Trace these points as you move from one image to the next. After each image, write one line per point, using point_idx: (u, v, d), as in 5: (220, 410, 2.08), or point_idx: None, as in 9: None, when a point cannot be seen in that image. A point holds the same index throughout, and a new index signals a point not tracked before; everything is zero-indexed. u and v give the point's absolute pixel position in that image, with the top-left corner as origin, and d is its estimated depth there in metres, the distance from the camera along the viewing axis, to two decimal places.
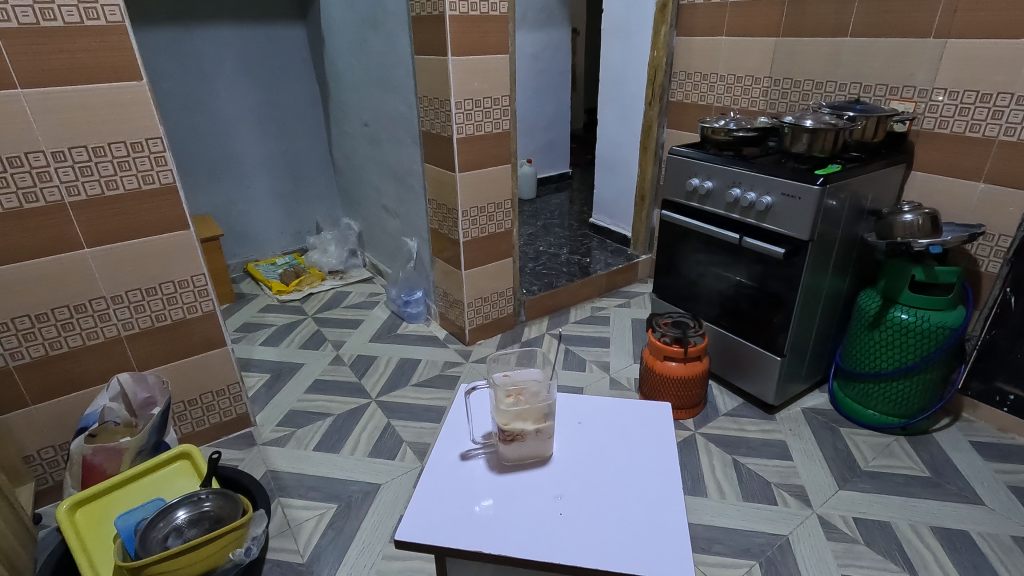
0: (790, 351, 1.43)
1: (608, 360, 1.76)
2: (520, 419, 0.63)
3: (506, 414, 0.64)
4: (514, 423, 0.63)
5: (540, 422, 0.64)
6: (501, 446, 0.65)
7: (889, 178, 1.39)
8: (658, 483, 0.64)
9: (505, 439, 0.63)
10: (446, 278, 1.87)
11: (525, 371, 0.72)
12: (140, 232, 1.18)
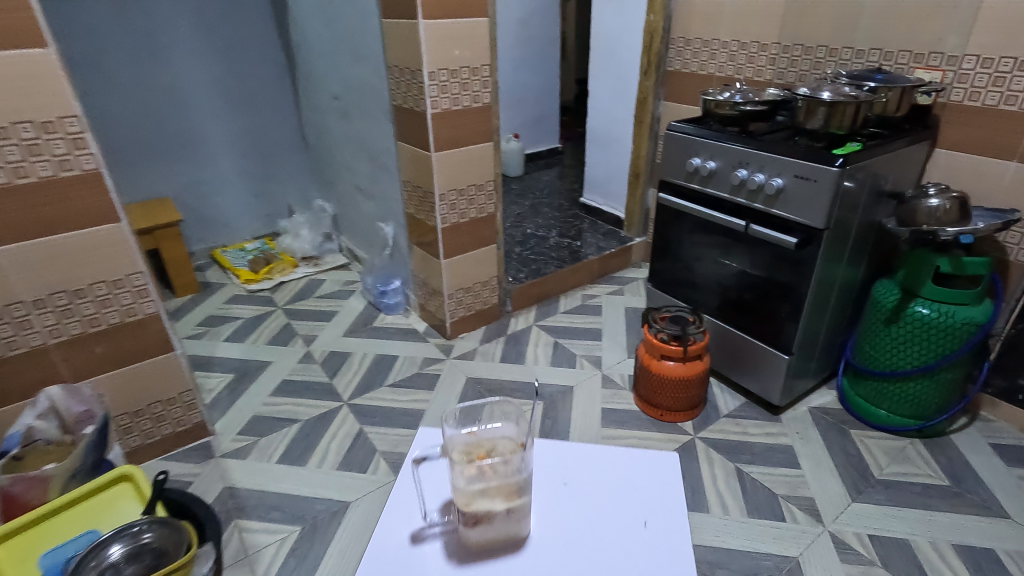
0: (798, 349, 1.32)
1: (600, 354, 1.63)
2: (487, 498, 0.62)
3: (472, 491, 0.62)
4: (480, 504, 0.62)
5: (510, 502, 0.62)
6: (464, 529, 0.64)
7: (912, 156, 1.25)
8: (652, 561, 0.63)
9: (470, 519, 0.62)
10: (425, 266, 1.72)
11: (494, 432, 0.70)
12: (60, 227, 1.03)
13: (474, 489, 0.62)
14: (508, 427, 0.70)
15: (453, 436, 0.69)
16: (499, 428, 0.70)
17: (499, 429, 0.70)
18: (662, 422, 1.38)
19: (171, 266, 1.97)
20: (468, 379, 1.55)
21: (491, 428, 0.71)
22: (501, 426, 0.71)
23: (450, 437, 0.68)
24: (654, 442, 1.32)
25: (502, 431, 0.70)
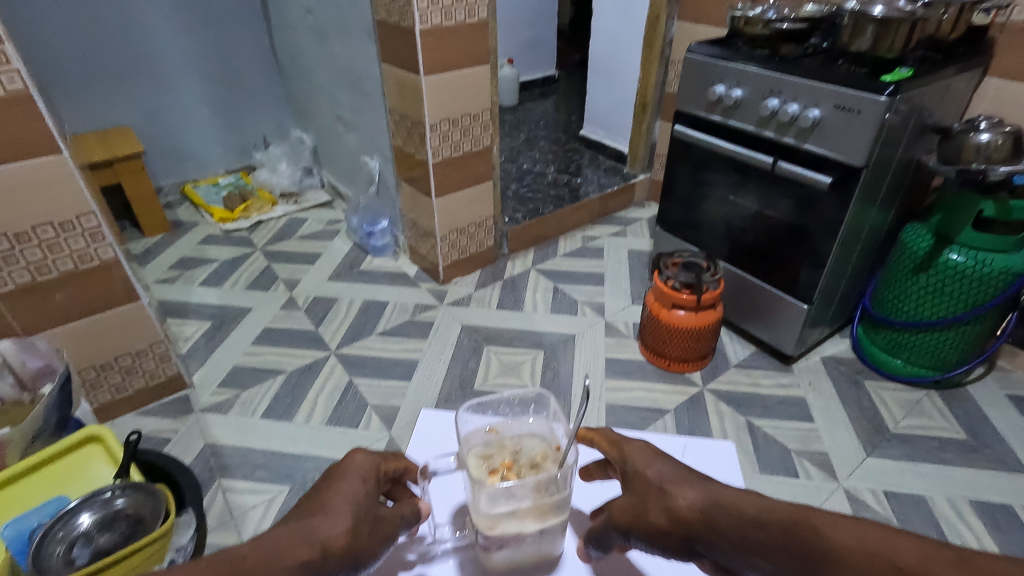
0: (818, 297, 1.23)
1: (602, 301, 1.54)
2: (515, 519, 0.48)
3: (497, 513, 0.47)
4: (505, 527, 0.48)
5: (544, 523, 0.48)
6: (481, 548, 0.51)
7: (961, 85, 1.12)
8: None
9: (493, 542, 0.49)
10: (414, 205, 1.58)
11: (523, 427, 0.55)
12: None
13: (498, 510, 0.47)
14: (540, 420, 0.56)
15: (471, 437, 0.54)
16: (527, 422, 0.56)
17: (528, 423, 0.55)
18: (670, 373, 1.31)
19: (136, 203, 1.81)
20: (464, 327, 1.46)
21: (517, 421, 0.56)
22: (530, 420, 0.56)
23: (467, 439, 0.54)
24: (661, 394, 1.25)
25: (533, 426, 0.55)
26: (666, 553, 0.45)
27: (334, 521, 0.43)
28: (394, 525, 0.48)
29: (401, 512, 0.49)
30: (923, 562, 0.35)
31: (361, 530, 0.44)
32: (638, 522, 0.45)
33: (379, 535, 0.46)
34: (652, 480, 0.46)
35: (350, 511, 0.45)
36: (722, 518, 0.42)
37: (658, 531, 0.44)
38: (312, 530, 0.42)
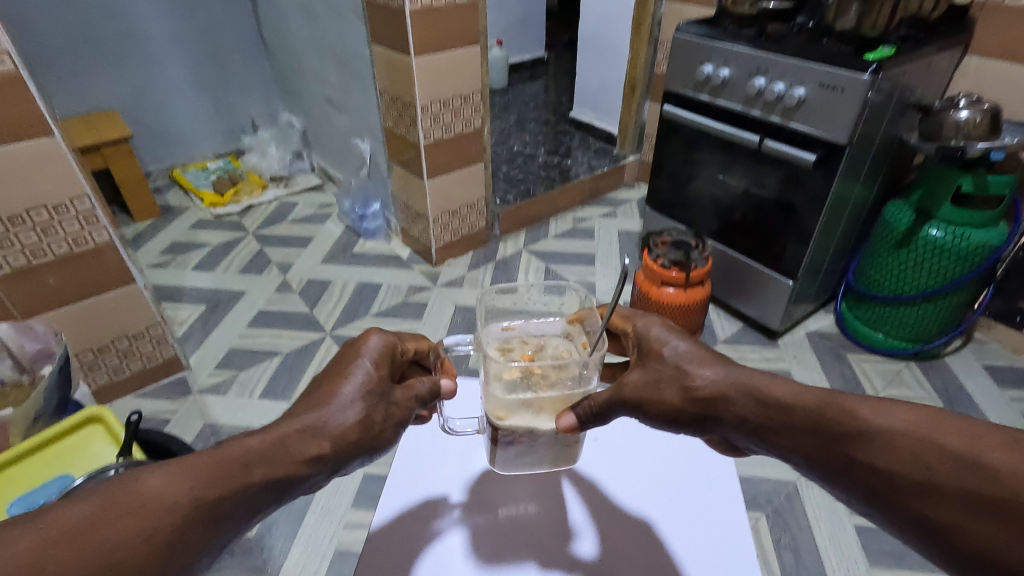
0: (802, 273, 1.27)
1: (594, 280, 1.57)
2: (529, 413, 0.47)
3: (513, 406, 0.47)
4: (517, 421, 0.47)
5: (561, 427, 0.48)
6: (494, 450, 0.51)
7: (943, 63, 1.15)
8: None
9: (502, 435, 0.49)
10: (406, 187, 1.59)
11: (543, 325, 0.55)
12: None
13: (515, 403, 0.47)
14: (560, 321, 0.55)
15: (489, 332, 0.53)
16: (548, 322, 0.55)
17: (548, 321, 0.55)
18: None
19: (125, 188, 1.80)
20: (457, 308, 1.48)
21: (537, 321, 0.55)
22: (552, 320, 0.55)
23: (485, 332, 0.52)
24: None
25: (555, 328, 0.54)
26: (679, 428, 0.49)
27: (348, 411, 0.45)
28: (411, 409, 0.50)
29: (418, 397, 0.52)
30: (936, 436, 0.38)
31: (375, 417, 0.47)
32: (654, 400, 0.49)
33: (396, 419, 0.49)
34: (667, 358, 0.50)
35: (363, 401, 0.47)
36: (737, 396, 0.46)
37: (673, 411, 0.48)
38: (325, 418, 0.44)
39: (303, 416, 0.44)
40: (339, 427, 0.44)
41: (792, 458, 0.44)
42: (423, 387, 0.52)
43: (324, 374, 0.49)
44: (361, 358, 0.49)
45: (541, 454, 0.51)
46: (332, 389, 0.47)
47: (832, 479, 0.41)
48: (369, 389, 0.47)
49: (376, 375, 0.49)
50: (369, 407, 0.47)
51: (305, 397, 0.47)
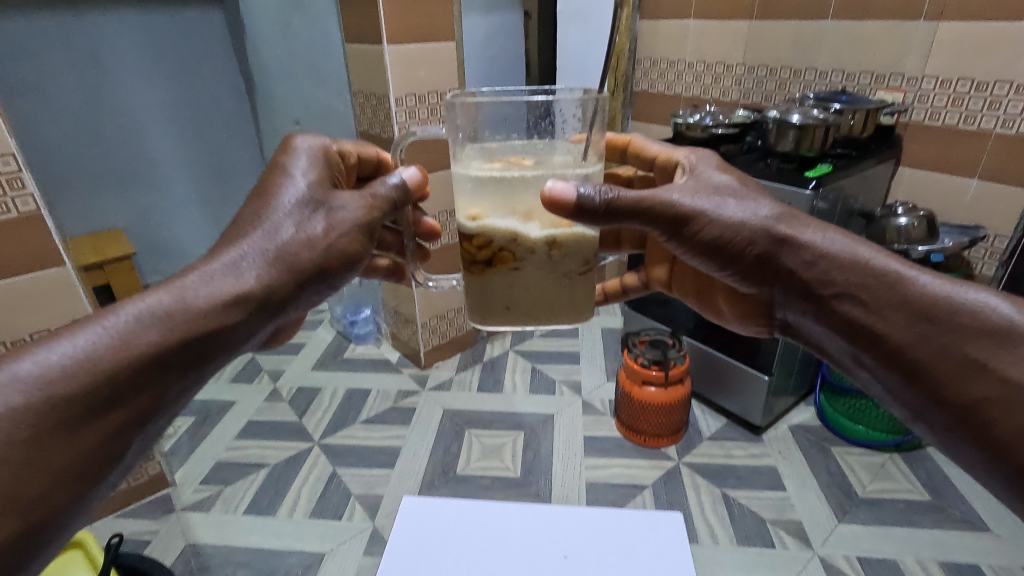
0: (776, 369, 1.31)
1: (579, 379, 1.60)
2: (503, 217, 0.56)
3: (492, 204, 0.55)
4: (497, 221, 0.56)
5: (549, 233, 0.56)
6: (472, 264, 0.59)
7: (879, 175, 1.29)
8: None
9: (477, 243, 0.58)
10: (395, 294, 1.67)
11: (553, 132, 0.60)
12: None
13: (495, 202, 0.55)
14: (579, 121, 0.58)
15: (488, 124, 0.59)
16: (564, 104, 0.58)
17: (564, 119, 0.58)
18: (646, 448, 1.35)
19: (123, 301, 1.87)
20: (445, 411, 1.50)
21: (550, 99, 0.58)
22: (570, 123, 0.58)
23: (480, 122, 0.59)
24: (639, 470, 1.29)
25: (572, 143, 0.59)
26: (751, 253, 0.61)
27: (283, 233, 0.56)
28: (362, 215, 0.59)
29: (375, 205, 0.60)
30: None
31: (313, 232, 0.57)
32: (726, 223, 0.60)
33: (354, 227, 0.59)
34: (771, 213, 0.61)
35: (302, 214, 0.57)
36: (840, 262, 0.57)
37: (746, 240, 0.60)
38: (249, 251, 0.55)
39: (242, 243, 0.55)
40: (268, 250, 0.55)
41: (878, 327, 0.54)
42: (383, 194, 0.61)
43: (257, 194, 0.60)
44: (290, 175, 0.60)
45: (531, 280, 0.59)
46: (258, 216, 0.57)
47: (903, 361, 0.52)
48: (299, 204, 0.58)
49: (306, 193, 0.59)
50: (303, 224, 0.57)
51: (237, 225, 0.57)
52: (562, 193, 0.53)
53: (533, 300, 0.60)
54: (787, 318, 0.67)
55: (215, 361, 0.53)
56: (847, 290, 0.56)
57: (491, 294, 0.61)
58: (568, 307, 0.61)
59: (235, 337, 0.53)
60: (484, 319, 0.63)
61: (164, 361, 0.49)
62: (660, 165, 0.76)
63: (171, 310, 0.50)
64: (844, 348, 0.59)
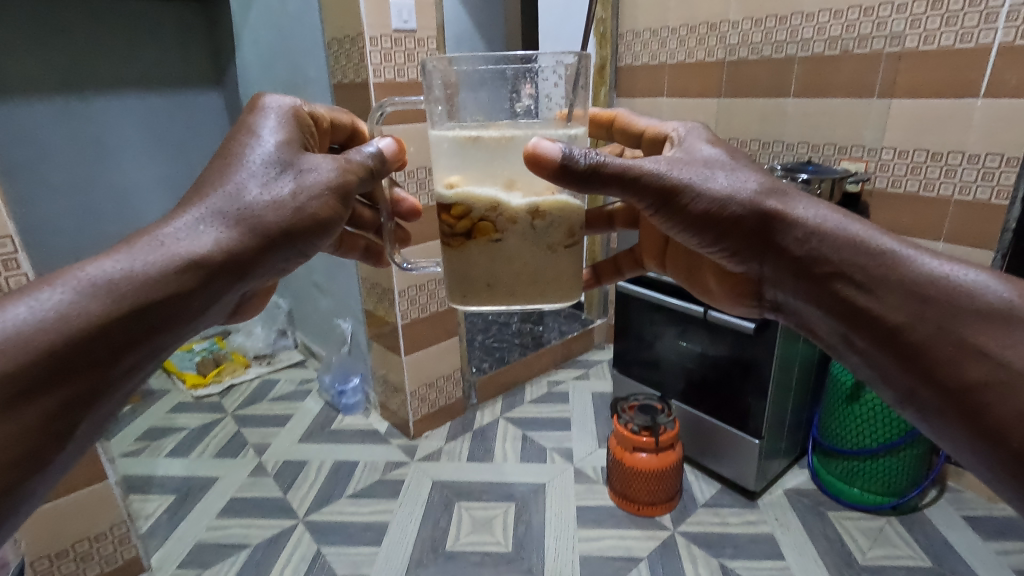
0: (767, 431, 1.31)
1: (571, 446, 1.58)
2: (480, 183, 0.55)
3: (470, 172, 0.55)
4: (476, 189, 0.55)
5: (531, 201, 0.55)
6: (450, 240, 0.58)
7: None
8: None
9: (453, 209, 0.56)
10: (384, 362, 1.67)
11: (535, 108, 0.58)
12: None
13: (474, 170, 0.55)
14: (561, 90, 0.57)
15: (468, 88, 0.57)
16: (545, 61, 0.56)
17: (543, 96, 0.57)
18: (641, 517, 1.32)
19: None
20: (434, 483, 1.46)
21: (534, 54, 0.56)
22: (549, 93, 0.57)
23: (459, 85, 0.57)
24: (634, 542, 1.25)
25: (550, 117, 0.58)
26: (739, 229, 0.59)
27: (247, 196, 0.55)
28: (333, 177, 0.59)
29: (347, 171, 0.60)
30: None
31: (278, 195, 0.56)
32: (713, 197, 0.58)
33: (328, 191, 0.58)
34: (759, 186, 0.59)
35: (270, 176, 0.56)
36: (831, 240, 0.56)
37: (736, 218, 0.59)
38: (209, 218, 0.54)
39: (205, 204, 0.54)
40: (229, 216, 0.54)
41: (871, 305, 0.53)
42: (355, 162, 0.61)
43: (222, 152, 0.58)
44: (257, 134, 0.59)
45: (512, 253, 0.57)
46: (222, 177, 0.56)
47: (897, 341, 0.51)
48: (265, 165, 0.57)
49: (274, 153, 0.57)
50: (268, 187, 0.56)
51: (199, 186, 0.56)
52: (547, 151, 0.52)
53: (516, 274, 0.58)
54: (776, 299, 0.65)
55: (167, 337, 0.52)
56: (840, 270, 0.55)
57: (471, 267, 0.58)
58: (553, 283, 0.59)
59: (190, 310, 0.52)
60: (465, 297, 0.60)
61: (109, 337, 0.48)
62: (647, 139, 0.74)
63: (121, 282, 0.49)
64: (833, 330, 0.58)
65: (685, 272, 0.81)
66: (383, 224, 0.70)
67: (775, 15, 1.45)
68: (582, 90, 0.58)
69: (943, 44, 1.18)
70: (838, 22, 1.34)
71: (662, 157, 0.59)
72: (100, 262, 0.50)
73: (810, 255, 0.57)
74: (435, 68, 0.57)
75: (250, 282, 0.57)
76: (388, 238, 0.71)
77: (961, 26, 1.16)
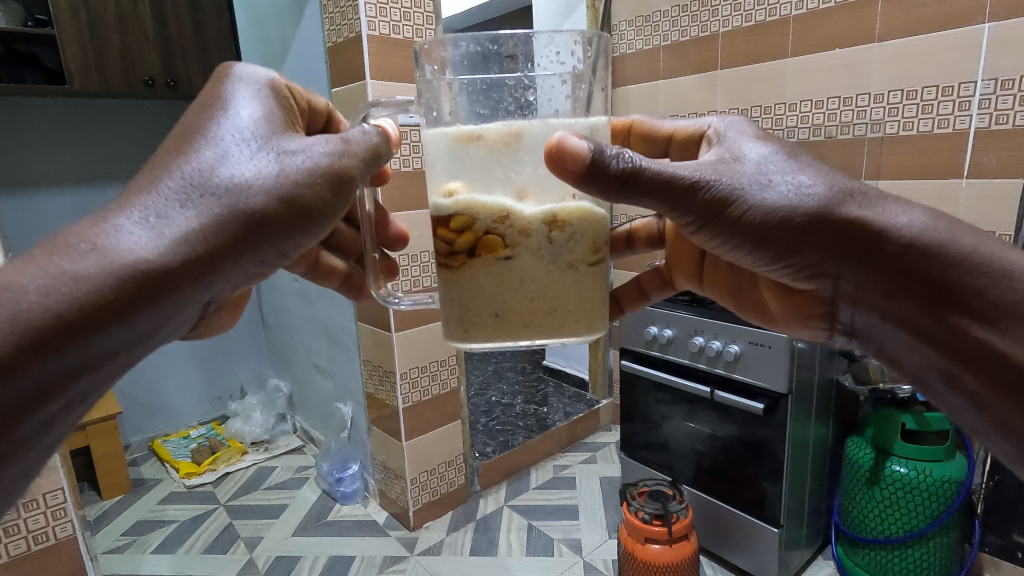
0: (786, 520, 1.24)
1: (579, 537, 1.50)
2: (483, 190, 0.46)
3: (474, 177, 0.46)
4: (482, 196, 0.46)
5: (546, 208, 0.47)
6: (445, 263, 0.49)
7: None
8: None
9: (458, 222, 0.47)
10: (384, 447, 1.62)
11: (541, 104, 0.48)
12: None
13: (477, 175, 0.46)
14: (570, 83, 0.49)
15: (462, 83, 0.48)
16: (558, 42, 0.48)
17: (555, 87, 0.48)
18: None
19: (101, 465, 1.78)
20: None
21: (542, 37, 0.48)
22: (561, 82, 0.48)
23: (456, 76, 0.48)
24: None
25: (563, 112, 0.49)
26: (820, 234, 0.48)
27: (222, 177, 0.44)
28: (329, 159, 0.48)
29: (345, 152, 0.49)
30: None
31: (262, 177, 0.45)
32: (777, 205, 0.48)
33: (318, 177, 0.47)
34: (831, 187, 0.49)
35: (246, 157, 0.45)
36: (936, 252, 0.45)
37: (807, 224, 0.48)
38: (163, 212, 0.42)
39: (158, 190, 0.42)
40: (187, 204, 0.43)
41: (988, 338, 0.44)
42: (355, 145, 0.51)
43: (183, 129, 0.47)
44: (230, 110, 0.48)
45: (526, 273, 0.48)
46: (181, 156, 0.44)
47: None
48: (240, 143, 0.46)
49: (252, 131, 0.47)
50: (247, 166, 0.45)
51: (151, 168, 0.44)
52: (575, 150, 0.44)
53: (531, 300, 0.48)
54: (851, 322, 0.55)
55: (100, 373, 0.42)
56: (947, 295, 0.45)
57: (472, 292, 0.49)
58: (578, 312, 0.50)
59: (135, 335, 0.42)
60: (466, 333, 0.50)
61: (18, 386, 0.37)
62: (677, 145, 0.65)
63: (36, 309, 0.37)
64: (929, 365, 0.49)
65: (728, 291, 0.73)
66: (365, 252, 0.65)
67: (760, 105, 1.54)
68: (599, 87, 0.51)
69: (922, 130, 1.24)
70: (820, 111, 1.41)
71: (706, 161, 0.50)
72: (8, 281, 0.38)
73: (903, 270, 0.47)
74: (429, 61, 0.49)
75: (213, 293, 0.46)
76: (370, 269, 0.66)
77: (937, 114, 1.22)
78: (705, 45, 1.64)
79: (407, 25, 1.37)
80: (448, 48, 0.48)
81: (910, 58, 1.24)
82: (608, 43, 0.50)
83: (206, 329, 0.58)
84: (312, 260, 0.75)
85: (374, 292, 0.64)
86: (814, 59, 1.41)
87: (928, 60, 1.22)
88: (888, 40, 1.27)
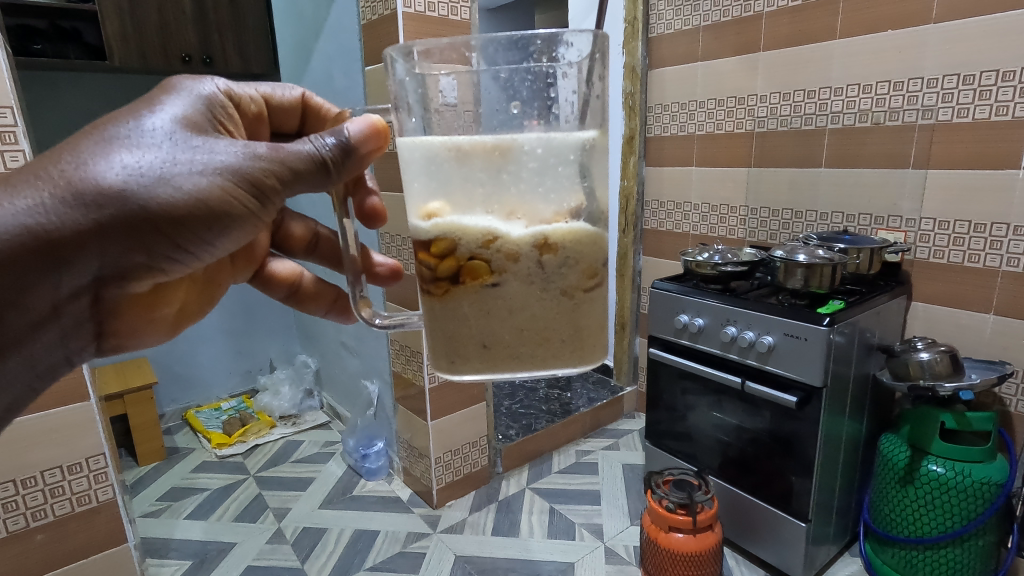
0: (814, 515, 1.22)
1: (600, 522, 1.50)
2: (462, 214, 0.44)
3: (453, 195, 0.44)
4: (464, 219, 0.44)
5: (535, 231, 0.44)
6: (431, 290, 0.48)
7: (893, 312, 1.30)
8: None
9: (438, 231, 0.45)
10: (409, 425, 1.64)
11: (550, 112, 0.46)
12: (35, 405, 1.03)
13: (456, 192, 0.44)
14: (573, 79, 0.46)
15: (483, 73, 0.45)
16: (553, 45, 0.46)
17: (562, 92, 0.46)
18: None
19: (138, 432, 1.84)
20: (457, 558, 1.39)
21: (535, 37, 0.45)
22: (566, 86, 0.45)
23: (470, 75, 0.45)
24: None
25: (565, 120, 0.45)
26: None
27: (105, 165, 0.47)
28: (239, 163, 0.49)
29: (268, 160, 0.50)
30: None
31: (144, 168, 0.47)
32: None
33: (231, 180, 0.49)
34: None
35: (144, 151, 0.48)
36: None
37: None
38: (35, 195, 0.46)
39: (51, 177, 0.47)
40: (76, 189, 0.46)
41: None
42: (290, 155, 0.50)
43: (112, 116, 0.51)
44: (159, 108, 0.51)
45: (511, 301, 0.46)
46: (90, 142, 0.48)
47: None
48: (156, 134, 0.49)
49: (172, 129, 0.50)
50: (137, 156, 0.48)
51: (60, 151, 0.48)
52: None
53: (521, 330, 0.47)
54: None
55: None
56: None
57: (461, 323, 0.48)
58: (572, 342, 0.48)
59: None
60: (454, 363, 0.49)
61: None
62: None
63: None
64: None
65: None
66: (342, 251, 0.61)
67: (803, 90, 1.48)
68: (599, 92, 0.47)
69: (978, 117, 1.19)
70: (867, 96, 1.36)
71: None
72: None
73: None
74: (402, 69, 0.47)
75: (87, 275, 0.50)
76: (348, 271, 0.61)
77: (995, 100, 1.16)
78: (746, 27, 1.58)
79: (442, 3, 1.35)
80: (417, 58, 0.46)
81: (967, 42, 1.18)
82: (607, 41, 0.46)
83: (121, 339, 0.62)
84: (291, 284, 0.80)
85: (357, 312, 0.61)
86: (864, 40, 1.34)
87: (987, 43, 1.15)
88: (945, 21, 1.20)
